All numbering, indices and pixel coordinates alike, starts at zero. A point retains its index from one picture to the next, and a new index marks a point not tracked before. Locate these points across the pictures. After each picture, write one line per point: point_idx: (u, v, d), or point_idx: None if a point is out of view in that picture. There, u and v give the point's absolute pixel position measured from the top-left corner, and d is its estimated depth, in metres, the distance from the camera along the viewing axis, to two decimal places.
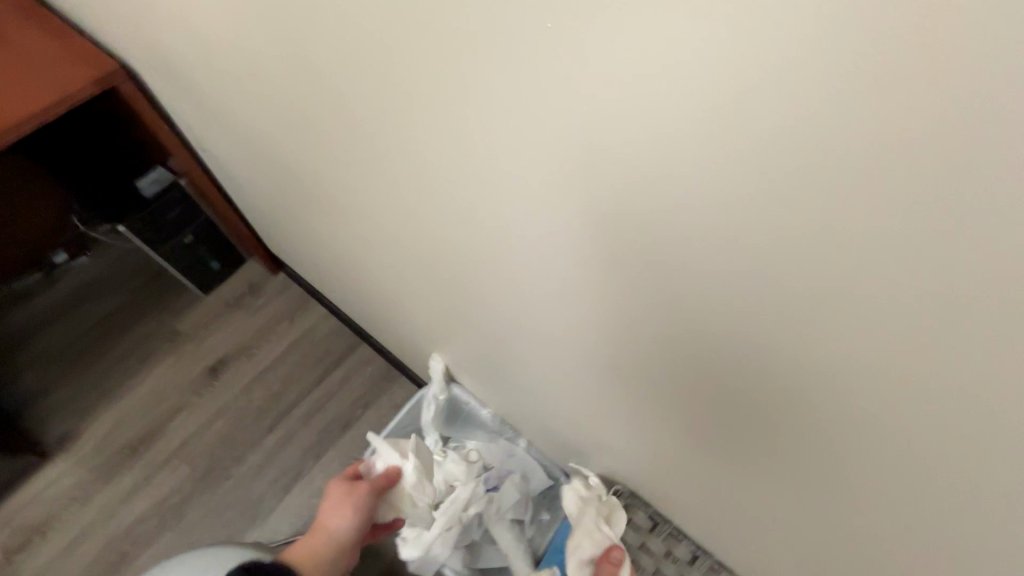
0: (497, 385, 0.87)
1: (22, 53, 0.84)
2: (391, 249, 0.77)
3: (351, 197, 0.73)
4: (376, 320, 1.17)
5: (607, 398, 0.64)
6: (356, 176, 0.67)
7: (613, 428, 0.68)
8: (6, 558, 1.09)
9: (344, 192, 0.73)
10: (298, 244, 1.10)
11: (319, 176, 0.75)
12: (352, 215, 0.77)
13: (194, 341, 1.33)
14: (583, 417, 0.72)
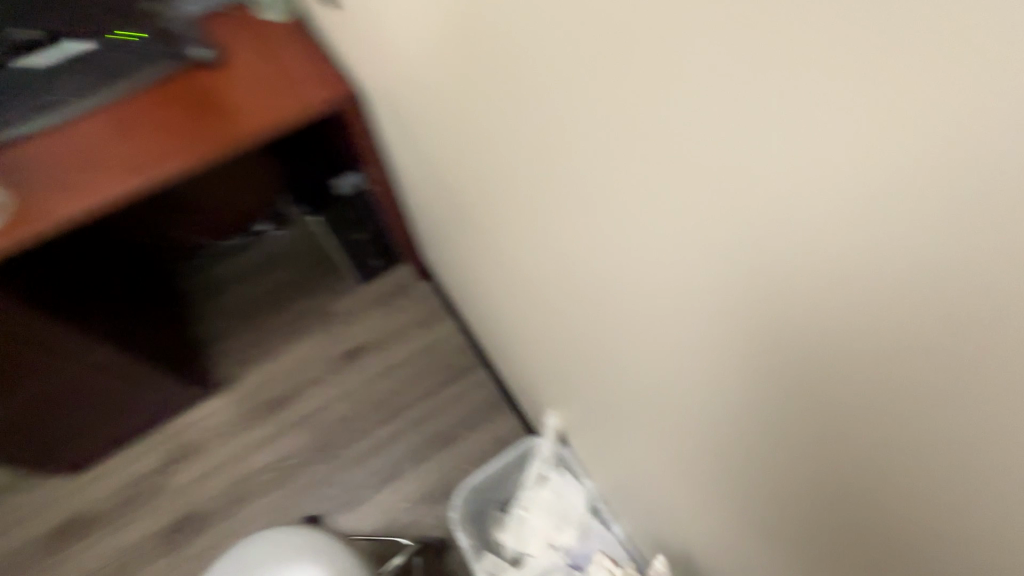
0: (606, 461, 0.84)
1: (283, 69, 0.96)
2: (541, 298, 0.77)
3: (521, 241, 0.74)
4: (502, 350, 1.20)
5: (736, 519, 0.59)
6: (536, 226, 0.66)
7: (731, 549, 0.63)
8: (162, 465, 1.30)
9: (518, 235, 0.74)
10: (452, 265, 1.17)
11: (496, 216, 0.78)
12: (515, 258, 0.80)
13: (342, 324, 1.48)
14: (699, 525, 0.67)
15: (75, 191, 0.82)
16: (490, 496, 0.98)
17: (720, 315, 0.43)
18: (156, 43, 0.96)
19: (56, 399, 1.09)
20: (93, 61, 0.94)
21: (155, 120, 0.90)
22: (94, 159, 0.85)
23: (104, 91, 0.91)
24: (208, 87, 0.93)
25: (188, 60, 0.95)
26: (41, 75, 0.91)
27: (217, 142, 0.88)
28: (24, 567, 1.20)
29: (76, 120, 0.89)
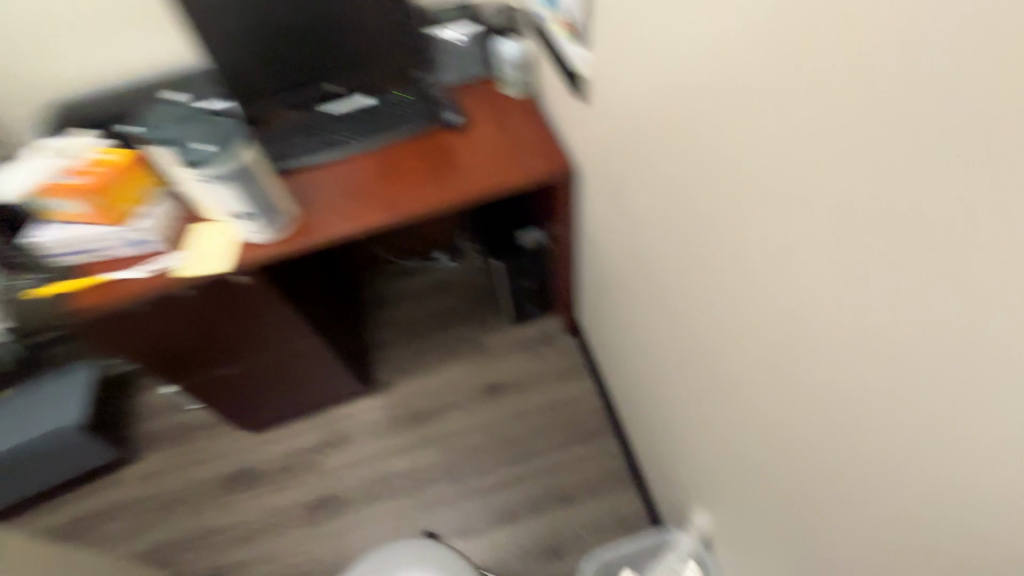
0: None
1: (516, 141, 1.10)
2: (719, 400, 0.78)
3: (707, 342, 0.76)
4: (645, 426, 1.20)
5: None
6: (732, 340, 0.68)
7: None
8: (319, 445, 1.48)
9: (706, 337, 0.76)
10: (614, 332, 1.22)
11: (684, 312, 0.81)
12: (695, 355, 0.81)
13: (489, 359, 1.59)
14: None
15: (341, 214, 1.02)
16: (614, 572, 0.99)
17: (960, 493, 0.42)
18: (420, 106, 1.17)
19: (266, 372, 1.30)
20: (373, 113, 1.17)
21: (408, 168, 1.09)
22: (359, 191, 1.05)
23: (376, 138, 1.13)
24: (452, 146, 1.11)
25: (442, 122, 1.14)
26: (335, 119, 1.16)
27: (453, 191, 1.03)
28: (203, 500, 1.43)
29: (350, 158, 1.12)
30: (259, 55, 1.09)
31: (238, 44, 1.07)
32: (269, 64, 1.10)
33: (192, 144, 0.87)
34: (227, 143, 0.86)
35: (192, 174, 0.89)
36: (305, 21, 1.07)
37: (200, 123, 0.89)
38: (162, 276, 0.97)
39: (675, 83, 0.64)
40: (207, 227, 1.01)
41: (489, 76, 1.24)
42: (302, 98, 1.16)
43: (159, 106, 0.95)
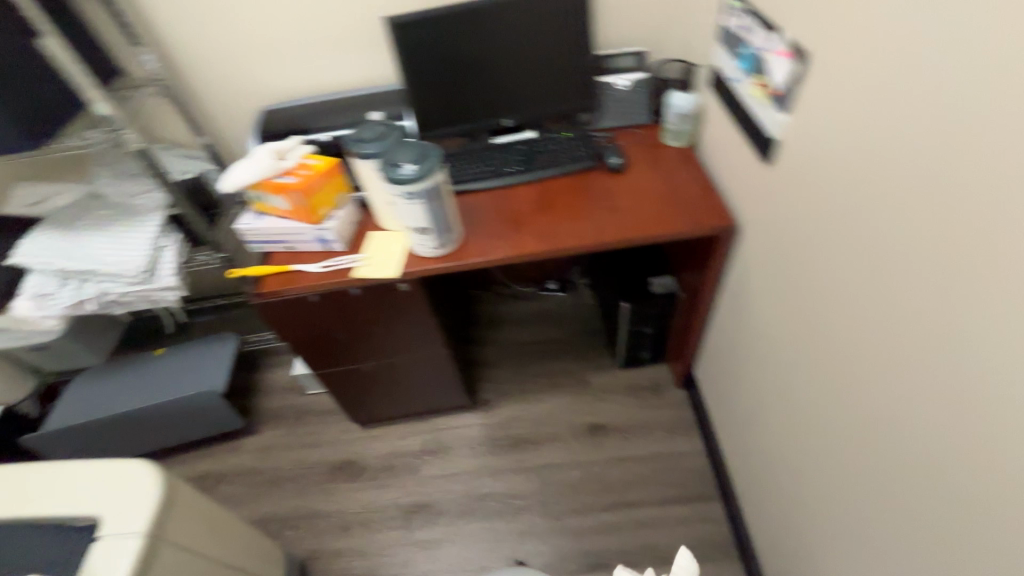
0: None
1: (678, 192, 1.10)
2: (883, 501, 0.71)
3: (880, 437, 0.69)
4: (766, 500, 1.13)
5: None
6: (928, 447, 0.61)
7: None
8: (420, 452, 1.53)
9: (875, 430, 0.70)
10: (744, 394, 1.17)
11: (851, 397, 0.75)
12: (858, 444, 0.75)
13: (593, 397, 1.57)
14: None
15: (502, 242, 1.06)
16: None
17: None
18: (582, 145, 1.22)
19: (393, 376, 1.37)
20: (535, 147, 1.23)
21: (568, 202, 1.12)
22: (519, 219, 1.10)
23: (539, 173, 1.18)
24: (612, 187, 1.14)
25: (604, 165, 1.18)
26: (500, 148, 1.24)
27: (613, 231, 1.04)
28: (307, 484, 1.49)
29: (513, 188, 1.18)
30: (444, 84, 1.20)
31: (429, 72, 1.18)
32: (451, 93, 1.21)
33: (395, 168, 0.92)
34: (426, 170, 0.91)
35: (389, 191, 0.96)
36: (491, 58, 1.17)
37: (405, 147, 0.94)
38: (338, 273, 1.05)
39: (891, 167, 0.62)
40: (384, 236, 1.11)
41: (649, 124, 1.27)
42: (473, 127, 1.25)
43: (374, 123, 1.02)
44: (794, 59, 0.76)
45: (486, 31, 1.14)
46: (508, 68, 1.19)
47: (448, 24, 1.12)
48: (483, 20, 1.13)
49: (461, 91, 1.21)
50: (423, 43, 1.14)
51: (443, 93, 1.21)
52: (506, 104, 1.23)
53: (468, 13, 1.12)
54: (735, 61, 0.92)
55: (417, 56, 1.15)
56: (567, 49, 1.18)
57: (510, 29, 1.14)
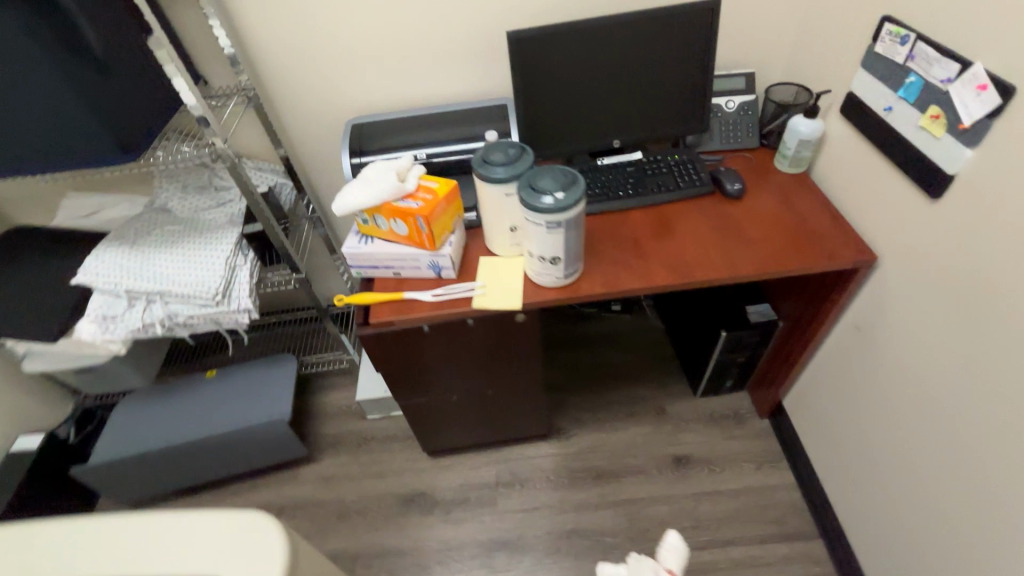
0: None
1: (806, 222, 1.06)
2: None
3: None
4: (886, 546, 1.09)
5: None
6: None
7: None
8: (495, 483, 1.45)
9: None
10: (860, 432, 1.13)
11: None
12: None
13: (672, 426, 1.52)
14: None
15: (630, 271, 1.00)
16: None
17: None
18: (695, 167, 1.16)
19: (480, 407, 1.30)
20: (645, 168, 1.18)
21: (688, 229, 1.07)
22: (640, 245, 1.05)
23: (655, 198, 1.12)
24: (734, 215, 1.09)
25: (722, 191, 1.13)
26: (608, 169, 1.18)
27: (745, 263, 0.99)
28: (378, 517, 1.42)
29: (626, 211, 1.12)
30: (556, 100, 1.13)
31: (542, 88, 1.11)
32: (561, 110, 1.14)
33: (539, 194, 0.86)
34: (575, 199, 0.84)
35: (526, 218, 0.89)
36: (609, 75, 1.11)
37: (548, 174, 0.87)
38: (454, 303, 0.99)
39: None
40: (499, 263, 1.04)
41: (758, 149, 1.23)
42: (578, 147, 1.19)
43: (503, 143, 0.95)
44: (998, 93, 0.72)
45: (609, 47, 1.08)
46: (624, 86, 1.13)
47: (571, 38, 1.06)
48: (605, 36, 1.07)
49: (572, 109, 1.14)
50: (541, 57, 1.07)
51: (553, 110, 1.14)
52: (617, 123, 1.17)
53: (593, 28, 1.06)
54: (894, 91, 0.90)
55: (534, 70, 1.09)
56: (688, 69, 1.12)
57: (632, 46, 1.08)
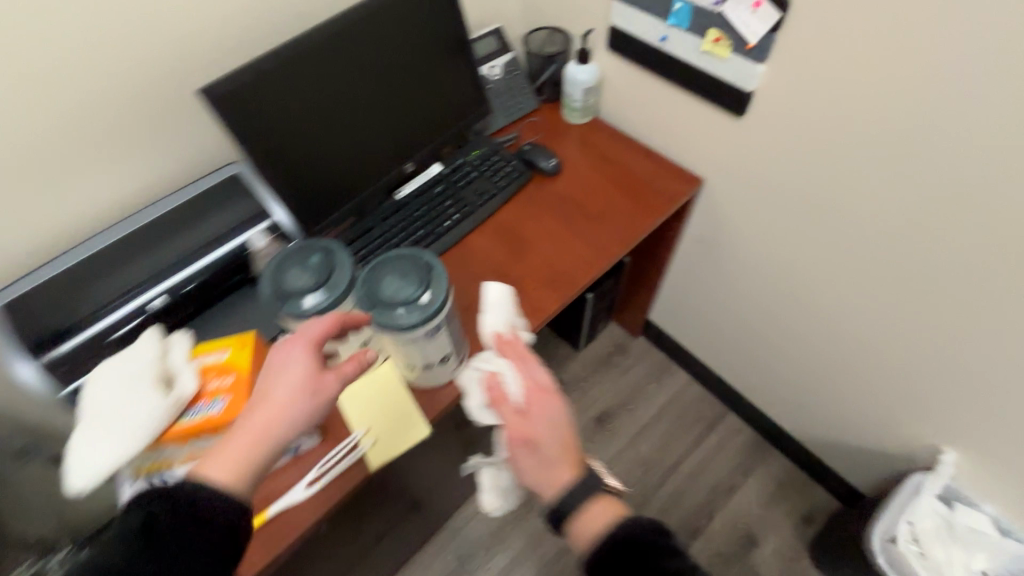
0: (1003, 487, 0.91)
1: (628, 168, 1.02)
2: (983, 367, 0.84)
3: (964, 316, 0.82)
4: (784, 396, 1.26)
5: None
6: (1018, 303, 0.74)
7: None
8: (460, 565, 1.27)
9: (945, 307, 0.83)
10: (732, 319, 1.25)
11: (915, 292, 0.86)
12: (938, 332, 0.86)
13: (578, 393, 1.49)
14: None
15: (516, 312, 0.84)
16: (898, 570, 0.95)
17: None
18: (502, 157, 1.01)
19: (407, 520, 1.06)
20: (455, 180, 0.98)
21: (537, 230, 0.94)
22: (507, 274, 0.88)
23: (485, 211, 0.95)
24: (569, 191, 0.99)
25: (540, 171, 1.01)
26: (416, 201, 0.95)
27: (610, 240, 0.92)
28: None
29: (464, 240, 0.93)
30: (320, 149, 0.82)
31: (295, 141, 0.79)
32: (332, 158, 0.84)
33: (400, 310, 0.61)
34: (444, 290, 0.63)
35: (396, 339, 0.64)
36: (371, 91, 0.85)
37: (395, 275, 0.62)
38: (343, 478, 0.72)
39: (931, 96, 0.67)
40: (364, 391, 0.75)
41: (541, 108, 1.12)
42: (367, 191, 0.91)
43: (299, 254, 0.65)
44: (777, 8, 0.73)
45: (355, 56, 0.81)
46: (393, 97, 0.88)
47: (300, 63, 0.76)
48: (346, 45, 0.79)
49: (343, 149, 0.85)
50: (273, 102, 0.75)
51: (322, 161, 0.83)
52: (401, 142, 0.92)
53: (322, 40, 0.77)
54: (662, 19, 0.86)
55: (271, 124, 0.76)
56: (453, 51, 0.92)
57: (378, 46, 0.83)
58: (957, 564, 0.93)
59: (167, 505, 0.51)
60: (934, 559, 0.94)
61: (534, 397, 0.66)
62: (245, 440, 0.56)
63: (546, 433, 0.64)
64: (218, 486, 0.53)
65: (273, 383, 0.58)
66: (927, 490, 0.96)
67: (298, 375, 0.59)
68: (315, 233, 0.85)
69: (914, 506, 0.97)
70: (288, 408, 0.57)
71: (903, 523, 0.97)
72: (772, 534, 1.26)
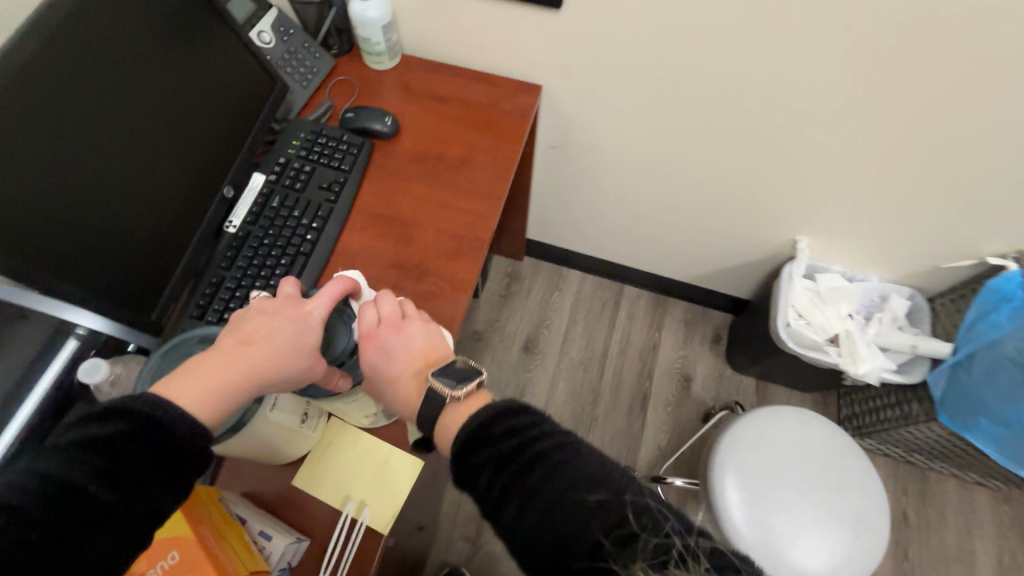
0: (841, 244, 1.14)
1: (465, 98, 0.94)
2: (809, 158, 1.00)
3: (781, 124, 0.95)
4: (666, 251, 1.39)
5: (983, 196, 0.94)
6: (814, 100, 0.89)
7: (977, 217, 0.98)
8: (472, 544, 1.25)
9: (766, 122, 0.96)
10: (602, 203, 1.30)
11: (741, 119, 0.97)
12: (770, 144, 1.00)
13: (496, 334, 1.48)
14: (953, 222, 1.01)
15: (438, 295, 0.75)
16: (804, 341, 1.14)
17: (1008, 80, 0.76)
18: (329, 136, 0.85)
19: (411, 558, 0.96)
20: (289, 183, 0.80)
21: (409, 200, 0.83)
22: (406, 263, 0.78)
23: (343, 202, 0.81)
24: (420, 146, 0.88)
25: (378, 135, 0.87)
26: (255, 225, 0.76)
27: (487, 180, 0.85)
28: None
29: (339, 247, 0.79)
30: (103, 216, 0.60)
31: (61, 222, 0.56)
32: (128, 220, 0.63)
33: (354, 357, 0.58)
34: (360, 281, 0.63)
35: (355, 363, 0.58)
36: (132, 116, 0.63)
37: (332, 327, 0.59)
38: (358, 568, 0.58)
39: None
40: (321, 464, 0.63)
41: (338, 64, 0.95)
42: (190, 240, 0.70)
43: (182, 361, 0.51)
44: None
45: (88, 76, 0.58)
46: (164, 111, 0.67)
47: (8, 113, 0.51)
48: (67, 64, 0.56)
49: (137, 201, 0.64)
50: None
51: (115, 230, 0.61)
52: (200, 164, 0.71)
53: (25, 70, 0.52)
54: None
55: (18, 212, 0.52)
56: (210, 28, 0.72)
57: (117, 52, 0.61)
58: (839, 316, 1.14)
59: (137, 440, 0.44)
60: (823, 319, 1.14)
61: (370, 338, 0.56)
62: (223, 371, 0.49)
63: (389, 372, 0.55)
64: (177, 464, 0.45)
65: (276, 328, 0.53)
66: (798, 271, 1.16)
67: (305, 339, 0.54)
68: (156, 323, 0.65)
69: (796, 288, 1.16)
70: (283, 365, 0.52)
71: (792, 306, 1.15)
72: (700, 366, 1.44)
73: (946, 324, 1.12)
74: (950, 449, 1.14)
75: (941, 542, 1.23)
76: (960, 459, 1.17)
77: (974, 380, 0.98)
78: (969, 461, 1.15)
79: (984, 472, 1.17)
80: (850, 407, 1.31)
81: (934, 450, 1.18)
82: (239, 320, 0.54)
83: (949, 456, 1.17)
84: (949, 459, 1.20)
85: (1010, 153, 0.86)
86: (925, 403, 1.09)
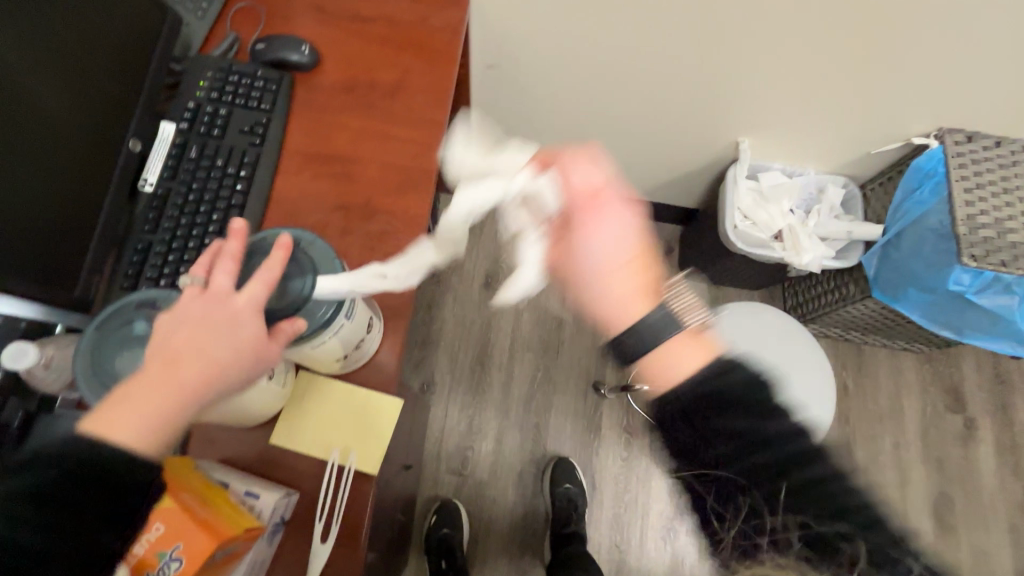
0: (780, 141, 1.17)
1: (388, 16, 0.85)
2: (752, 56, 0.98)
3: (712, 29, 0.93)
4: None
5: (906, 83, 0.97)
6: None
7: (903, 104, 1.01)
8: (459, 475, 1.30)
9: (698, 27, 0.93)
10: (544, 126, 1.26)
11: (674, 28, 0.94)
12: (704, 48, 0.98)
13: (455, 273, 1.46)
14: (881, 110, 1.04)
15: (391, 233, 0.72)
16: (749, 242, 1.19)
17: None
18: (241, 72, 0.76)
19: (403, 494, 0.98)
20: (206, 130, 0.72)
21: (344, 135, 0.77)
22: (352, 204, 0.73)
23: (272, 143, 0.74)
24: (347, 75, 0.80)
25: (297, 68, 0.78)
26: (177, 181, 0.69)
27: (426, 103, 0.79)
28: None
29: (275, 193, 0.73)
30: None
31: None
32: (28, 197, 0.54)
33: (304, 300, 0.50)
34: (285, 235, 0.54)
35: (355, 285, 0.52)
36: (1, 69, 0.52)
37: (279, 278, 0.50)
38: (355, 511, 0.59)
39: None
40: (298, 416, 0.62)
41: None
42: (101, 207, 0.63)
43: (121, 335, 0.48)
44: None
45: None
46: (41, 62, 0.56)
47: None
48: None
49: (34, 172, 0.55)
50: None
51: (18, 204, 0.53)
52: (95, 121, 0.62)
53: None
54: None
55: None
56: None
57: None
58: (779, 212, 1.19)
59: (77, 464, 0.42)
60: (766, 217, 1.19)
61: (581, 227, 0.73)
62: (162, 388, 0.44)
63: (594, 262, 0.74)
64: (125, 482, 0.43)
65: (209, 335, 0.45)
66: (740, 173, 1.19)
67: (244, 338, 0.46)
68: (82, 298, 0.59)
69: (740, 188, 1.19)
70: (230, 370, 0.46)
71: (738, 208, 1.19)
72: None
73: (877, 207, 1.19)
74: (883, 321, 1.25)
75: (875, 405, 1.38)
76: (892, 331, 1.28)
77: (905, 260, 1.06)
78: (899, 329, 1.27)
79: (912, 337, 1.30)
80: (794, 297, 1.41)
81: (869, 325, 1.30)
82: (161, 327, 0.45)
83: (882, 328, 1.29)
84: (881, 332, 1.32)
85: (929, 39, 0.88)
86: (860, 283, 1.18)
